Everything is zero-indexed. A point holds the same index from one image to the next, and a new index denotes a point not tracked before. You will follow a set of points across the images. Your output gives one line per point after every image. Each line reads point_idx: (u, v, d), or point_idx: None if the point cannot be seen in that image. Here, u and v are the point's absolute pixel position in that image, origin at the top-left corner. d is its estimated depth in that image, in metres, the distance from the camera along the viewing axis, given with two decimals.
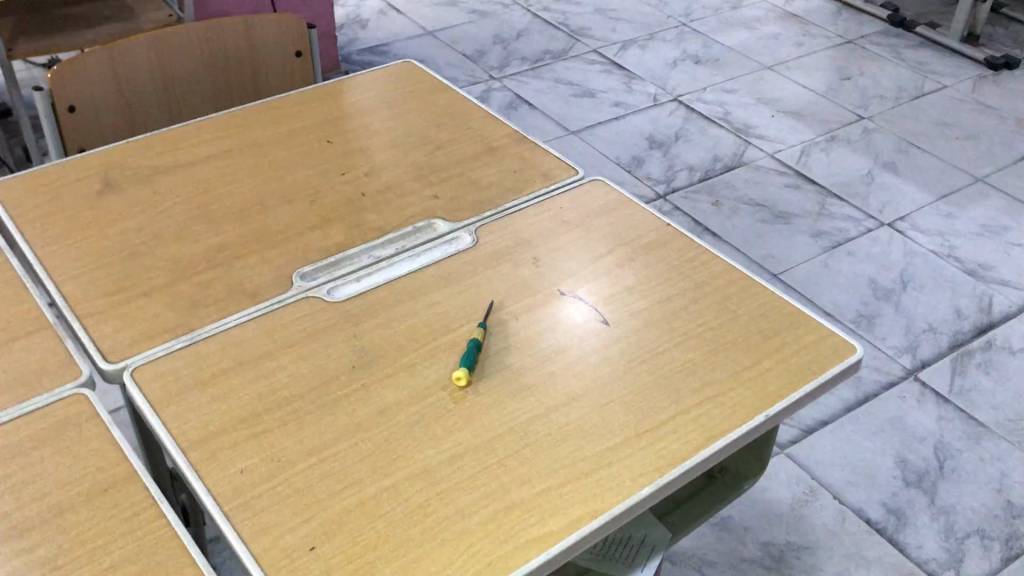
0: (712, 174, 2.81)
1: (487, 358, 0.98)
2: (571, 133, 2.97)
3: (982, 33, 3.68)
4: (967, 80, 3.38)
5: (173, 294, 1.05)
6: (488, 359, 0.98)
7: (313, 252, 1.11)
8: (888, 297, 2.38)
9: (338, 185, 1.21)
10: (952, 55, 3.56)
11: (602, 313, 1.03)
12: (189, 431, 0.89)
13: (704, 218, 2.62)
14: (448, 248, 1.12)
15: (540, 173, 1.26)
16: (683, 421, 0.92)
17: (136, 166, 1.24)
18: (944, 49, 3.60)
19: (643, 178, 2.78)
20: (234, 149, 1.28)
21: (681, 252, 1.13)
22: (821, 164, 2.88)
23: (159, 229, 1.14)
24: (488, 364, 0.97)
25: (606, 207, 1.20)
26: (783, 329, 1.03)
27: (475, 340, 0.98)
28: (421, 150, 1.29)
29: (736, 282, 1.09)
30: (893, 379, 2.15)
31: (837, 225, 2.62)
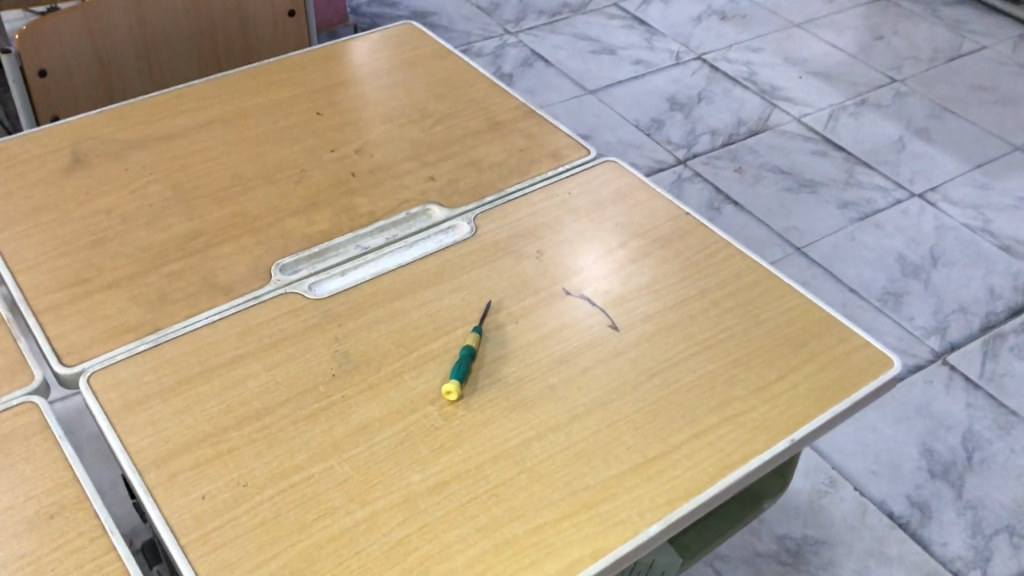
0: (736, 138, 2.68)
1: (483, 367, 0.88)
2: (588, 92, 2.84)
3: None
4: (1007, 41, 3.22)
5: (140, 287, 0.95)
6: (483, 368, 0.88)
7: (295, 240, 1.01)
8: (917, 274, 2.26)
9: (327, 165, 1.11)
10: (992, 14, 3.39)
11: (610, 316, 0.94)
12: (148, 448, 0.81)
13: (726, 185, 2.50)
14: (444, 239, 1.02)
15: (547, 154, 1.16)
16: (697, 445, 0.83)
17: (109, 138, 1.14)
18: (983, 7, 3.43)
19: (663, 141, 2.65)
20: (215, 121, 1.18)
21: (700, 245, 1.02)
22: (850, 129, 2.74)
23: (128, 211, 1.04)
24: (482, 375, 0.87)
25: (618, 193, 1.09)
26: (812, 337, 0.93)
27: (470, 347, 0.89)
28: (419, 126, 1.19)
29: (760, 281, 0.99)
30: (921, 363, 2.04)
31: (865, 195, 2.49)
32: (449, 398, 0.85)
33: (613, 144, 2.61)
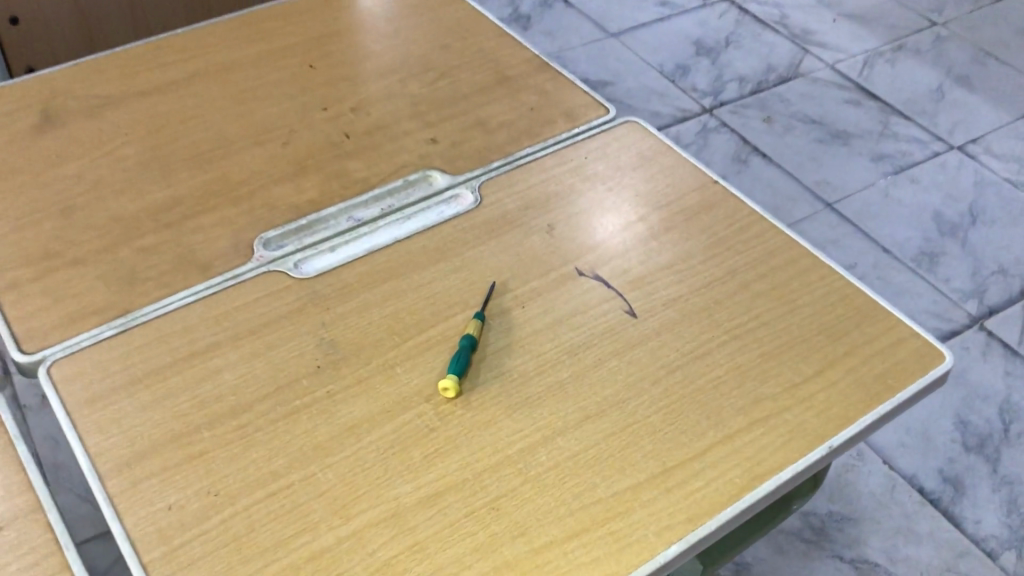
0: (765, 86, 2.54)
1: (484, 358, 0.79)
2: (610, 35, 2.70)
3: None
4: None
5: (110, 263, 0.87)
6: (486, 359, 0.79)
7: (281, 211, 0.92)
8: (954, 232, 2.14)
9: (320, 126, 1.02)
10: None
11: (627, 300, 0.84)
12: (111, 450, 0.72)
13: (754, 136, 2.37)
14: (446, 209, 0.93)
15: (560, 114, 1.06)
16: (723, 452, 0.74)
17: (82, 94, 1.05)
18: None
19: (688, 88, 2.52)
20: (199, 75, 1.08)
21: (728, 219, 0.92)
22: (886, 77, 2.60)
23: (99, 176, 0.95)
24: (484, 367, 0.79)
25: (638, 159, 0.99)
26: (853, 326, 0.83)
27: (470, 336, 0.80)
28: (422, 82, 1.09)
29: (795, 260, 0.89)
30: (955, 328, 1.93)
31: (901, 147, 2.36)
32: (445, 394, 0.76)
33: (635, 91, 2.48)
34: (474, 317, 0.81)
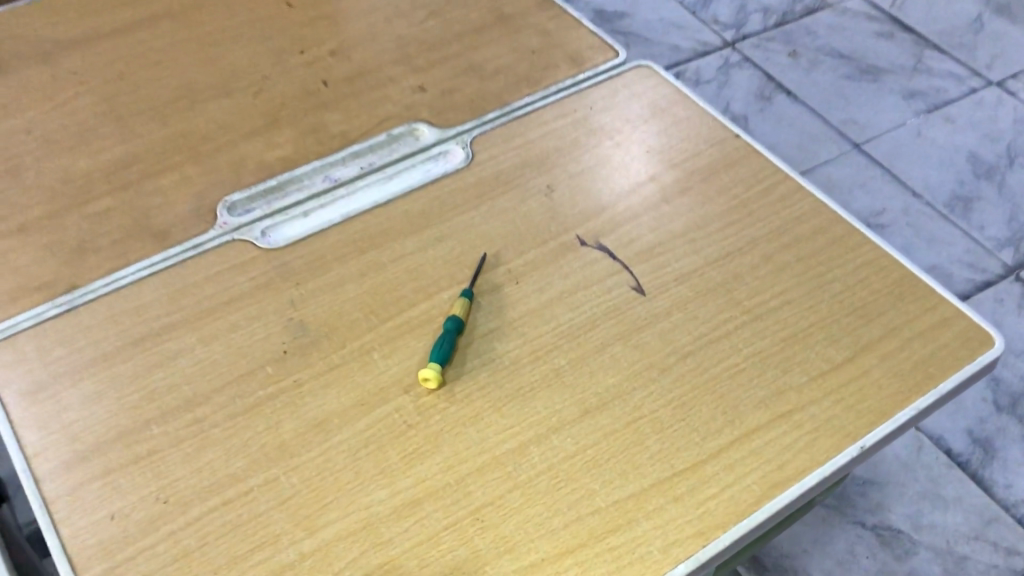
0: (791, 18, 2.40)
1: (472, 342, 0.70)
2: None
3: None
4: None
5: (58, 230, 0.78)
6: (474, 344, 0.70)
7: (250, 170, 0.82)
8: (990, 176, 2.01)
9: (296, 73, 0.92)
10: None
11: (634, 274, 0.75)
12: (49, 449, 0.64)
13: (779, 71, 2.23)
14: (433, 169, 0.83)
15: (564, 58, 0.95)
16: (739, 454, 0.65)
17: (35, 37, 0.95)
18: None
19: (709, 21, 2.38)
20: (165, 15, 0.98)
21: (750, 179, 0.82)
22: (921, 8, 2.44)
23: (50, 130, 0.85)
24: (472, 354, 0.70)
25: (650, 110, 0.89)
26: (889, 304, 0.73)
27: (456, 317, 0.71)
28: (411, 21, 0.98)
29: (825, 226, 0.79)
30: (988, 279, 1.81)
31: (935, 83, 2.22)
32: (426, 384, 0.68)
33: (653, 24, 2.34)
34: (461, 295, 0.72)
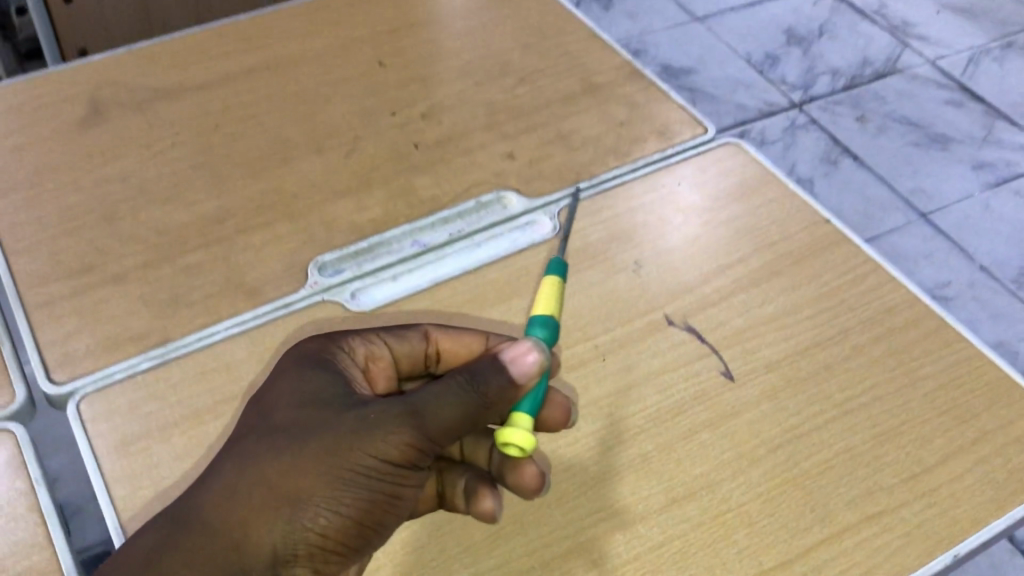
0: (861, 82, 2.15)
1: (545, 358, 0.58)
2: (695, 20, 2.33)
3: None
4: None
5: (153, 282, 0.78)
6: (545, 362, 0.58)
7: (339, 230, 0.83)
8: None
9: (387, 131, 0.93)
10: None
11: (723, 360, 0.74)
12: (140, 507, 0.64)
13: (846, 136, 2.02)
14: (519, 239, 0.84)
15: (652, 132, 0.95)
16: (830, 554, 0.63)
17: (138, 84, 0.96)
18: None
19: (776, 81, 2.16)
20: (260, 68, 0.99)
21: (841, 266, 0.81)
22: (993, 78, 2.18)
23: (146, 180, 0.86)
24: (551, 397, 0.66)
25: (738, 190, 0.89)
26: (982, 406, 0.72)
27: (539, 341, 0.60)
28: (500, 85, 0.99)
29: (917, 319, 0.77)
30: None
31: (1005, 155, 1.99)
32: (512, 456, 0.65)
33: (719, 82, 2.14)
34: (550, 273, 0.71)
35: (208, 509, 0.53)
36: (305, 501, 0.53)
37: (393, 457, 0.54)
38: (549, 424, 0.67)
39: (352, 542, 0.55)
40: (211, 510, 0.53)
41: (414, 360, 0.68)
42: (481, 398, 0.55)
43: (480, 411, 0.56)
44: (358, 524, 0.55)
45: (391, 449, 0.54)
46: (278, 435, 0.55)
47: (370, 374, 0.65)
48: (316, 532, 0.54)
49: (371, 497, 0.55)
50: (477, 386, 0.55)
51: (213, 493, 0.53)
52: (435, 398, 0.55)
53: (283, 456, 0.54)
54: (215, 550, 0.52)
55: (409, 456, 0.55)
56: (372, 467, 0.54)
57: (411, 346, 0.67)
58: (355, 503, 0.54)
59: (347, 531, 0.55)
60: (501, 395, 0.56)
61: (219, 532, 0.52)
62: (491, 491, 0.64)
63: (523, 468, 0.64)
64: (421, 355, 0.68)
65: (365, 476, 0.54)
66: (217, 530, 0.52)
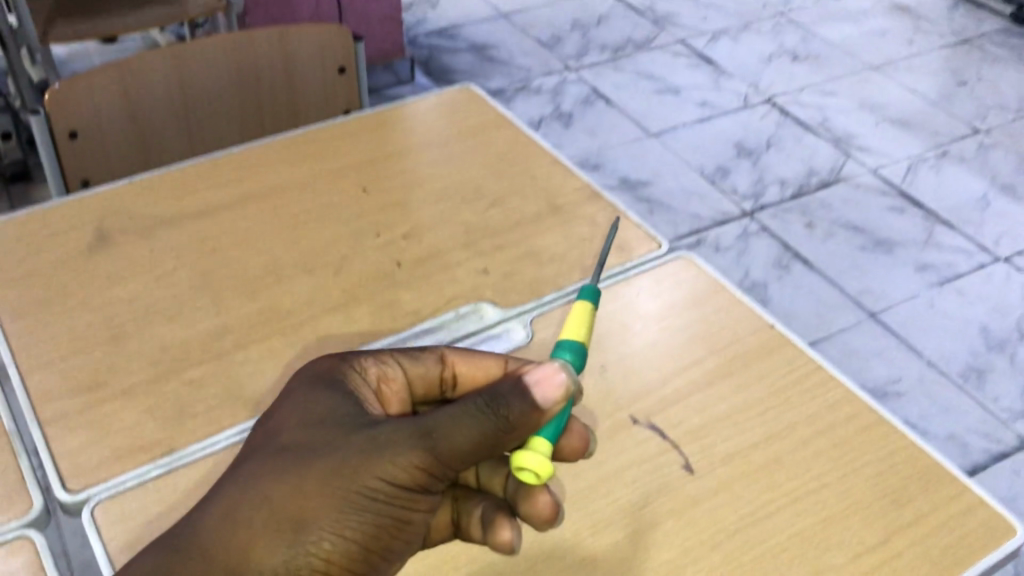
0: (807, 191, 2.30)
1: (572, 382, 0.62)
2: (650, 136, 2.48)
3: None
4: None
5: (158, 395, 0.85)
6: (572, 386, 0.62)
7: (330, 344, 0.91)
8: (1002, 348, 1.90)
9: (372, 252, 1.01)
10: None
11: (684, 455, 0.82)
12: None
13: (796, 241, 2.15)
14: (496, 346, 0.92)
15: (613, 247, 1.05)
16: None
17: (140, 214, 1.04)
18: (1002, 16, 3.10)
19: (728, 191, 2.29)
20: (253, 196, 1.08)
21: (786, 366, 0.90)
22: (930, 184, 2.33)
23: (151, 301, 0.94)
24: (570, 427, 0.71)
25: (691, 298, 0.98)
26: (917, 491, 0.79)
27: (567, 363, 0.64)
28: (473, 208, 1.08)
29: (856, 414, 0.86)
30: (1004, 450, 1.70)
31: (945, 257, 2.12)
32: (526, 486, 0.69)
33: (674, 192, 2.27)
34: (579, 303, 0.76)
35: (208, 537, 0.60)
36: (309, 526, 0.59)
37: (399, 478, 0.60)
38: (568, 453, 0.72)
39: (360, 567, 0.61)
40: (212, 539, 0.60)
41: (429, 382, 0.75)
42: (501, 420, 0.59)
43: (499, 435, 0.60)
44: (366, 549, 0.61)
45: (398, 471, 0.60)
46: (284, 463, 0.62)
47: (384, 394, 0.73)
48: (321, 557, 0.59)
49: (379, 521, 0.60)
50: (500, 411, 0.59)
51: (212, 519, 0.60)
52: (444, 424, 0.60)
53: (287, 482, 0.60)
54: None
55: (417, 479, 0.60)
56: (376, 490, 0.60)
57: (425, 367, 0.75)
58: (362, 528, 0.60)
59: (353, 556, 0.60)
60: (523, 419, 0.60)
61: (222, 557, 0.59)
62: (509, 521, 0.69)
63: (538, 498, 0.69)
64: (437, 377, 0.75)
65: (370, 498, 0.60)
66: (220, 555, 0.59)
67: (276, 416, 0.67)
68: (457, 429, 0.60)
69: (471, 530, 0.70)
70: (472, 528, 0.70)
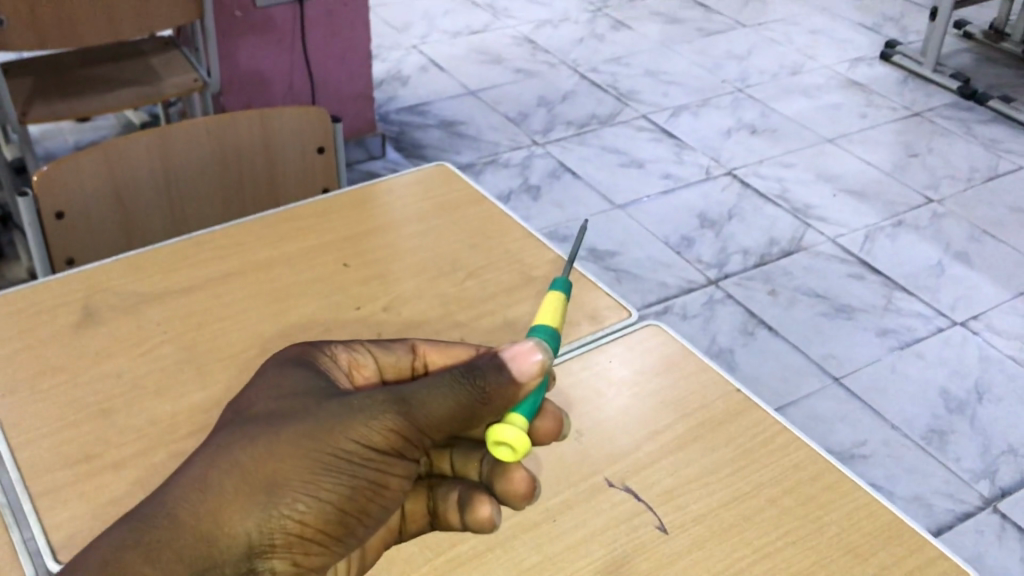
0: (769, 259, 2.37)
1: (546, 360, 0.68)
2: (616, 208, 2.55)
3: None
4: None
5: (146, 466, 0.87)
6: (547, 364, 0.68)
7: None
8: (962, 410, 1.96)
9: (352, 324, 1.05)
10: (975, 102, 3.15)
11: (657, 514, 0.85)
12: None
13: (760, 308, 2.21)
14: None
15: (584, 316, 1.09)
16: None
17: (127, 290, 1.07)
18: (948, 90, 3.24)
19: (692, 260, 2.36)
20: (237, 272, 1.12)
21: (752, 429, 0.94)
22: (887, 252, 2.42)
23: (138, 374, 0.96)
24: (546, 407, 0.78)
25: (660, 364, 1.02)
26: (880, 545, 0.83)
27: (543, 342, 0.71)
28: (450, 280, 1.13)
29: (820, 472, 0.90)
30: (968, 510, 1.74)
31: (904, 321, 2.19)
32: (502, 465, 0.75)
33: (642, 263, 2.34)
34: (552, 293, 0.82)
35: (183, 504, 0.63)
36: (282, 487, 0.63)
37: (372, 441, 0.65)
38: (542, 435, 0.78)
39: (335, 530, 0.64)
40: (183, 505, 0.63)
41: (401, 371, 0.81)
42: (478, 389, 0.66)
43: (478, 404, 0.66)
44: (341, 510, 0.64)
45: (373, 434, 0.65)
46: (256, 431, 0.66)
47: (354, 377, 0.78)
48: (295, 518, 0.63)
49: (354, 484, 0.64)
50: (478, 380, 0.66)
51: (188, 484, 0.64)
52: (423, 391, 0.66)
53: (259, 448, 0.65)
54: (188, 539, 0.62)
55: (390, 441, 0.65)
56: (351, 452, 0.64)
57: (396, 356, 0.80)
58: (336, 489, 0.64)
59: (328, 518, 0.64)
60: (499, 390, 0.66)
61: (194, 522, 0.62)
62: (487, 498, 0.75)
63: (513, 475, 0.75)
64: (408, 367, 0.81)
65: (344, 460, 0.64)
66: (191, 520, 0.63)
67: (248, 396, 0.71)
68: (430, 397, 0.66)
69: (449, 515, 0.77)
70: (451, 513, 0.77)
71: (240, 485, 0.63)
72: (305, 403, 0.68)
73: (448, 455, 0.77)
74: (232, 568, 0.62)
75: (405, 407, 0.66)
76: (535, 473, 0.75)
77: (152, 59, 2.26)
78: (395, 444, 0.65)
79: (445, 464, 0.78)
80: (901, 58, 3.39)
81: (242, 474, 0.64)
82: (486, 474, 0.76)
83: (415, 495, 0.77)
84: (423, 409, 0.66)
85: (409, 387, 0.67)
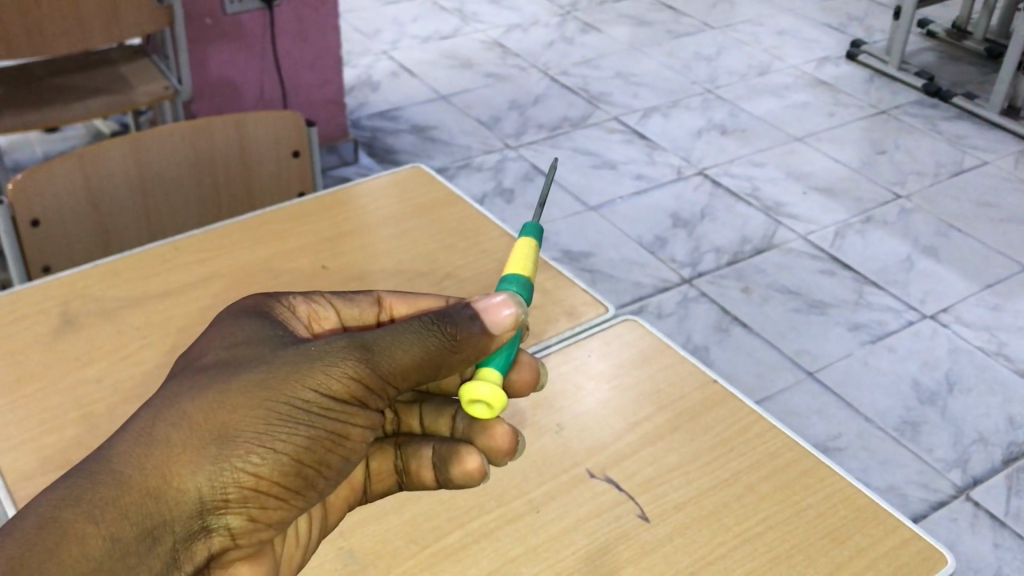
0: (742, 258, 2.39)
1: (521, 313, 0.70)
2: (590, 209, 2.57)
3: (987, 87, 3.32)
4: (987, 137, 3.01)
5: None
6: (520, 317, 0.70)
7: None
8: (933, 401, 1.99)
9: None
10: (939, 99, 3.20)
11: (638, 503, 0.87)
12: None
13: (734, 306, 2.23)
14: None
15: (562, 313, 1.11)
16: None
17: (105, 296, 1.07)
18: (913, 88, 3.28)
19: (666, 259, 2.38)
20: (215, 275, 1.12)
21: (730, 418, 0.96)
22: (857, 248, 2.45)
23: (119, 380, 0.96)
24: (520, 359, 0.80)
25: (638, 357, 1.04)
26: (857, 529, 0.85)
27: (517, 296, 0.72)
28: (427, 279, 1.14)
29: (797, 459, 0.92)
30: (941, 499, 1.77)
31: (874, 316, 2.22)
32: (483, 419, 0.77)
33: (615, 263, 2.36)
34: (522, 237, 0.82)
35: (123, 460, 0.61)
36: (235, 440, 0.62)
37: (332, 390, 0.65)
38: (521, 387, 0.80)
39: (291, 482, 0.65)
40: (125, 460, 0.60)
41: (366, 321, 0.83)
42: (448, 336, 0.68)
43: (447, 350, 0.68)
44: (300, 461, 0.65)
45: (332, 383, 0.65)
46: (206, 380, 0.65)
47: (317, 328, 0.79)
48: (249, 471, 0.63)
49: (311, 434, 0.65)
50: (447, 329, 0.68)
51: (131, 437, 0.62)
52: (386, 340, 0.67)
53: (209, 399, 0.63)
54: (134, 496, 0.60)
55: (347, 390, 0.65)
56: (310, 402, 0.64)
57: (360, 310, 0.82)
58: (292, 440, 0.64)
59: (283, 470, 0.64)
60: (469, 338, 0.68)
61: (139, 479, 0.60)
62: (471, 449, 0.77)
63: (494, 430, 0.76)
64: (373, 319, 0.83)
65: (302, 410, 0.64)
66: (136, 476, 0.60)
67: (197, 346, 0.70)
68: (389, 344, 0.66)
69: (421, 471, 0.80)
70: (424, 469, 0.80)
71: (188, 436, 0.62)
72: (256, 351, 0.67)
73: (418, 411, 0.82)
74: (181, 525, 0.61)
75: (365, 354, 0.66)
76: (516, 428, 0.76)
77: (122, 68, 2.25)
78: (353, 393, 0.65)
79: (415, 422, 0.82)
80: (866, 57, 3.44)
81: (189, 426, 0.62)
82: (464, 431, 0.79)
83: (384, 452, 0.81)
84: (382, 357, 0.66)
85: (367, 335, 0.67)
